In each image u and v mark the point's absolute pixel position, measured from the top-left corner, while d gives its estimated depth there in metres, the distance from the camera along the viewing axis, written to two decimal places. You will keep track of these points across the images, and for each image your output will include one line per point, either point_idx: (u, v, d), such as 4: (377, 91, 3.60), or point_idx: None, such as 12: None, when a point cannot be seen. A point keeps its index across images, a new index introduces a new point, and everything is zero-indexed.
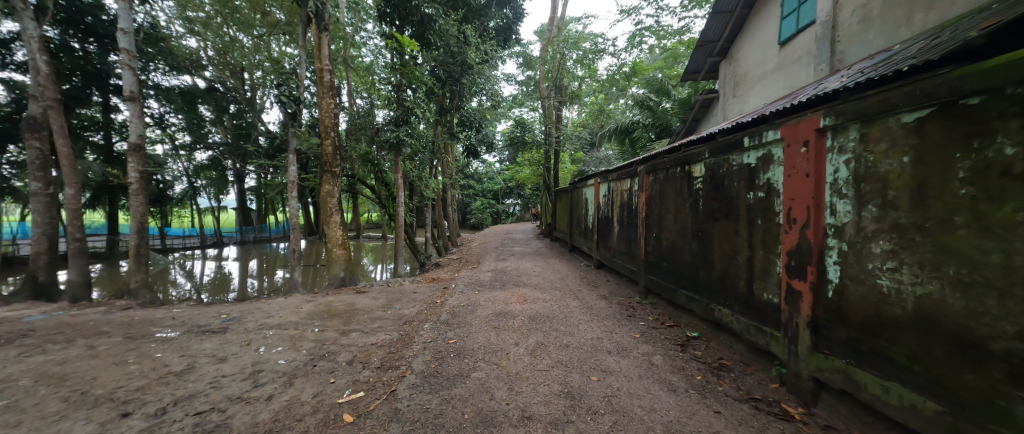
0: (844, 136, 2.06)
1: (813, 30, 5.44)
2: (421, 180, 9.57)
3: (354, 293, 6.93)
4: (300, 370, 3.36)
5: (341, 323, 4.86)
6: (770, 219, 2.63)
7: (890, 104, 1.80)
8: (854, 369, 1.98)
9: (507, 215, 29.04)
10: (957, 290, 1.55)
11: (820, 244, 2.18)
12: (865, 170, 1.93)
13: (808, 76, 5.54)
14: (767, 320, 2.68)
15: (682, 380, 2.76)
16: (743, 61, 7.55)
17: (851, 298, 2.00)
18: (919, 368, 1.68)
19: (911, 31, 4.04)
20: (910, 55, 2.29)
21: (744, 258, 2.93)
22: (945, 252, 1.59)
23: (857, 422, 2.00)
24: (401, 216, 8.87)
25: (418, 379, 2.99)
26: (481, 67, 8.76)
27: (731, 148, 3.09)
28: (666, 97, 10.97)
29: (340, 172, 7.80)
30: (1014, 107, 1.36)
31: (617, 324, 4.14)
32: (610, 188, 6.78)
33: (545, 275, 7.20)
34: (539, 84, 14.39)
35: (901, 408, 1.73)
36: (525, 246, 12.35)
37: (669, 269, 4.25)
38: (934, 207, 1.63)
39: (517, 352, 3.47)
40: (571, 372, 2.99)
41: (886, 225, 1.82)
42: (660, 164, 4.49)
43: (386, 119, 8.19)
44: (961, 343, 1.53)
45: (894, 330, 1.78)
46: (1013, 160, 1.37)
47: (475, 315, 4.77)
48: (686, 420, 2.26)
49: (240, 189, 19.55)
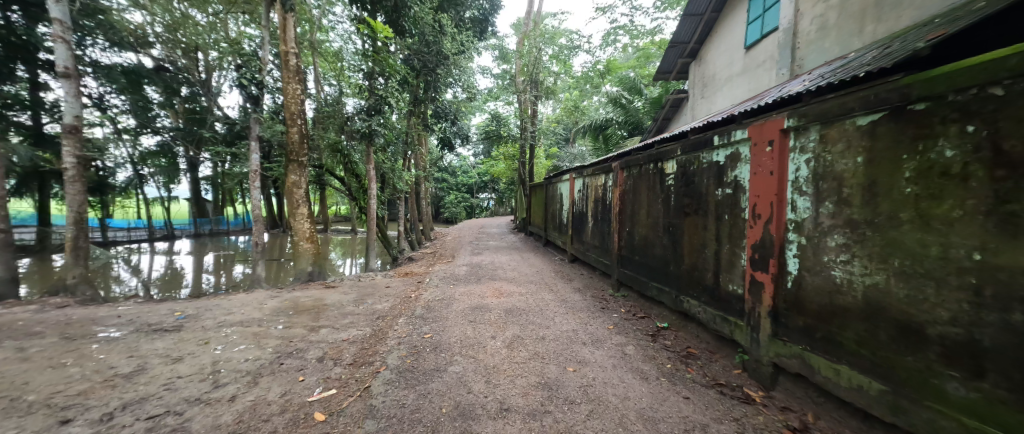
0: (805, 137, 2.20)
1: (775, 37, 5.75)
2: (393, 172, 9.36)
3: (323, 288, 6.66)
4: (266, 369, 3.20)
5: (310, 319, 4.68)
6: (736, 214, 2.77)
7: (846, 107, 1.94)
8: (809, 354, 2.14)
9: (480, 209, 28.66)
10: (900, 280, 1.69)
11: (781, 237, 2.33)
12: (823, 169, 2.07)
13: (771, 80, 5.84)
14: (731, 310, 2.84)
15: (653, 369, 2.88)
16: (711, 63, 7.87)
17: (807, 289, 2.17)
18: (866, 352, 1.84)
19: (862, 42, 4.35)
20: (865, 62, 2.46)
21: (711, 252, 3.08)
22: (891, 246, 1.73)
23: (810, 403, 2.17)
24: (373, 210, 8.60)
25: (393, 375, 2.92)
26: (457, 58, 8.69)
27: (702, 146, 3.22)
28: (639, 96, 11.23)
29: (307, 161, 7.42)
30: (955, 113, 1.50)
31: (591, 316, 4.24)
32: (584, 183, 6.88)
33: (520, 269, 7.25)
34: (515, 78, 14.35)
35: (850, 388, 1.89)
36: (500, 240, 12.37)
37: (641, 263, 4.40)
38: (881, 204, 1.77)
39: (493, 345, 3.47)
40: (547, 364, 3.03)
41: (840, 221, 1.97)
42: (634, 160, 4.60)
43: (358, 108, 7.89)
44: (902, 329, 1.68)
45: (845, 318, 1.94)
46: (950, 162, 1.51)
47: (450, 309, 4.73)
48: (658, 406, 2.36)
49: (193, 178, 18.18)
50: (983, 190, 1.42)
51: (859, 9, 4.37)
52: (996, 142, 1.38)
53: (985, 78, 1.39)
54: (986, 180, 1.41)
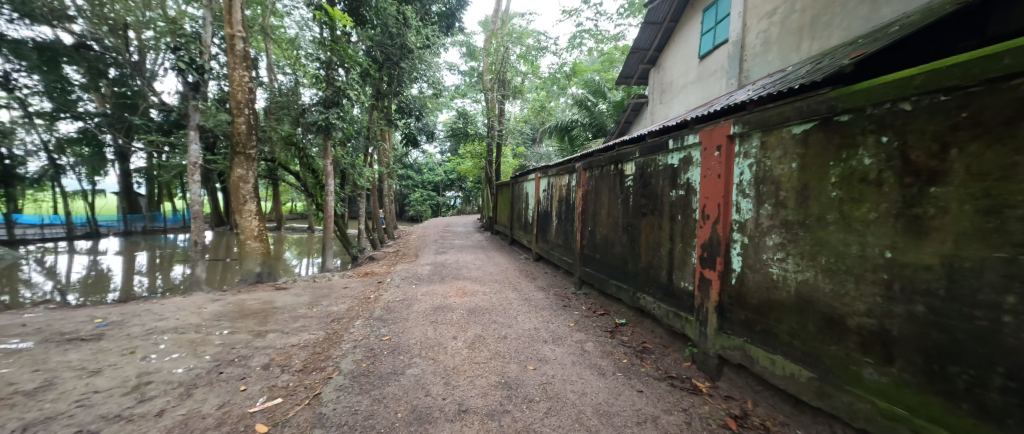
0: (749, 143, 2.35)
1: (725, 48, 6.13)
2: (354, 168, 8.95)
3: (273, 290, 6.22)
4: (202, 379, 2.93)
5: (256, 323, 4.36)
6: (688, 215, 2.91)
7: (782, 117, 2.09)
8: (749, 346, 2.29)
9: (447, 208, 28.16)
10: (826, 277, 1.85)
11: (726, 237, 2.48)
12: (763, 173, 2.23)
13: (722, 89, 6.22)
14: (683, 306, 2.98)
15: (610, 364, 2.97)
16: (669, 71, 8.26)
17: (749, 285, 2.32)
18: (797, 342, 2.00)
19: (799, 57, 4.74)
20: (801, 75, 2.67)
21: (666, 250, 3.22)
22: (819, 245, 1.88)
23: (750, 391, 2.33)
24: (331, 207, 8.16)
25: (346, 380, 2.78)
26: (422, 52, 8.45)
27: (658, 149, 3.35)
28: (603, 99, 11.56)
29: (256, 155, 6.90)
30: (872, 125, 1.66)
31: (553, 314, 4.31)
32: (549, 183, 6.96)
33: (485, 268, 7.21)
34: (482, 76, 14.23)
35: (784, 376, 2.05)
36: (465, 239, 12.23)
37: (601, 261, 4.52)
38: (811, 207, 1.93)
39: (454, 345, 3.41)
40: (508, 362, 3.03)
41: (777, 222, 2.12)
42: (596, 162, 4.72)
43: (315, 99, 7.48)
44: (828, 321, 1.84)
45: (781, 311, 2.10)
46: (868, 169, 1.66)
47: (411, 309, 4.60)
48: (613, 400, 2.43)
49: (122, 169, 16.30)
50: (894, 195, 1.56)
51: (796, 27, 4.76)
52: (905, 151, 1.53)
53: (896, 95, 1.54)
54: (896, 186, 1.56)
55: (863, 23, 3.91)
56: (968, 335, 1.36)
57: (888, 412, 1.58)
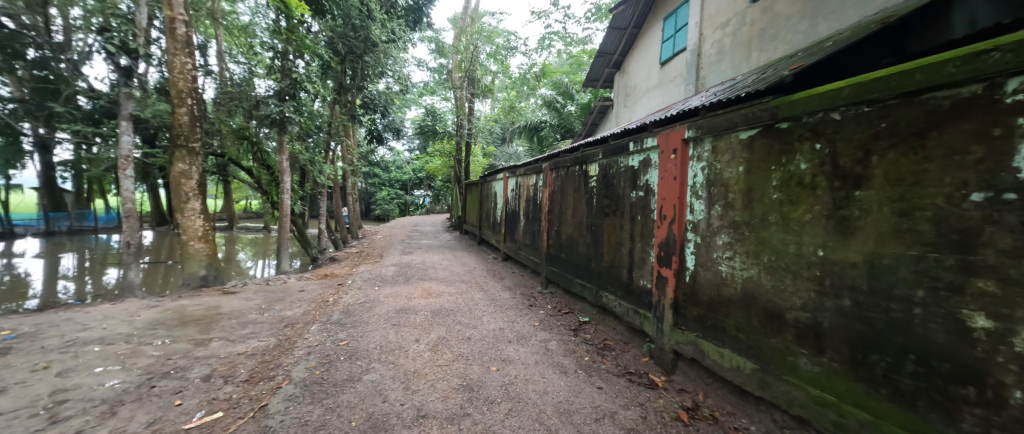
0: (701, 147, 2.46)
1: (684, 56, 6.43)
2: (314, 164, 8.50)
3: (220, 295, 5.76)
4: (131, 394, 2.65)
5: (198, 331, 4.01)
6: (647, 215, 3.00)
7: (731, 123, 2.20)
8: (701, 341, 2.40)
9: (415, 207, 27.45)
10: (769, 274, 1.97)
11: (681, 237, 2.58)
12: (714, 176, 2.34)
13: (680, 95, 6.52)
14: (642, 303, 3.08)
15: (572, 362, 3.01)
16: (633, 76, 8.55)
17: (701, 282, 2.42)
18: (742, 336, 2.12)
19: (748, 67, 5.06)
20: (748, 84, 2.83)
21: (626, 249, 3.30)
22: (762, 243, 2.00)
23: (702, 383, 2.43)
24: (287, 206, 7.68)
25: (297, 389, 2.61)
26: (387, 46, 8.16)
27: (620, 151, 3.43)
28: (571, 100, 11.74)
29: (201, 148, 6.37)
30: (807, 132, 1.78)
31: (518, 313, 4.31)
32: (517, 183, 6.96)
33: (452, 268, 7.10)
34: (451, 73, 14.03)
35: (731, 368, 2.16)
36: (433, 239, 11.99)
37: (567, 260, 4.59)
38: (756, 208, 2.05)
39: (416, 348, 3.31)
40: (471, 364, 2.99)
41: (726, 223, 2.23)
42: (562, 162, 4.77)
43: (269, 90, 6.95)
44: (769, 315, 1.96)
45: (729, 307, 2.21)
46: (805, 174, 1.79)
47: (373, 312, 4.42)
48: (574, 398, 2.45)
49: (43, 161, 14.50)
50: (825, 198, 1.69)
51: (746, 39, 5.08)
52: (835, 157, 1.65)
53: (827, 105, 1.67)
54: (827, 189, 1.68)
55: (803, 38, 4.23)
56: (886, 326, 1.48)
57: (819, 398, 1.70)
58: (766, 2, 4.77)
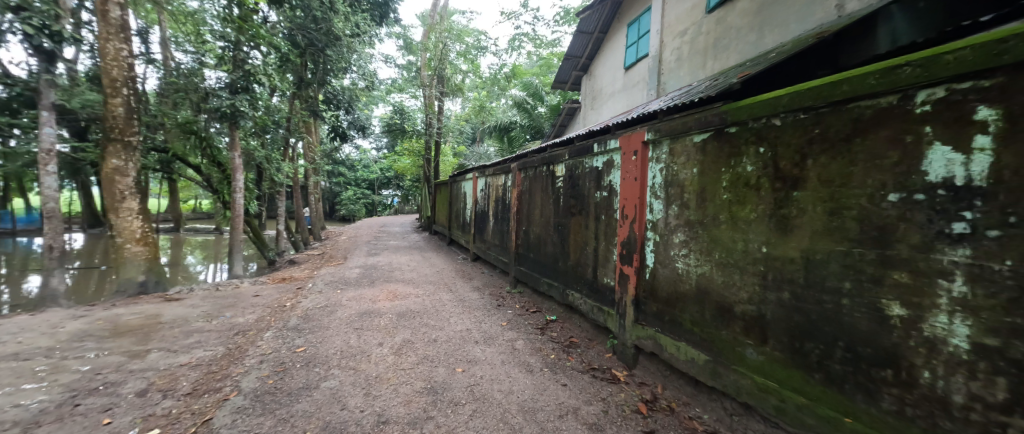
0: (659, 150, 2.57)
1: (646, 62, 6.68)
2: (271, 162, 8.02)
3: (161, 302, 5.29)
4: (48, 415, 2.36)
5: (135, 342, 3.67)
6: (610, 215, 3.09)
7: (685, 126, 2.32)
8: (659, 335, 2.50)
9: (383, 208, 26.62)
10: (720, 269, 2.08)
11: (642, 235, 2.67)
12: (671, 177, 2.44)
13: (643, 99, 6.77)
14: (605, 300, 3.16)
15: (538, 360, 3.04)
16: (599, 79, 8.78)
17: (659, 279, 2.52)
18: (696, 329, 2.23)
19: (704, 74, 5.34)
20: (703, 90, 2.99)
21: (591, 248, 3.38)
22: (713, 241, 2.12)
23: (660, 376, 2.53)
24: (240, 205, 7.18)
25: (247, 400, 2.45)
26: (352, 40, 7.84)
27: (585, 152, 3.51)
28: (541, 102, 11.87)
29: (139, 142, 5.81)
30: (753, 137, 1.90)
31: (486, 314, 4.29)
32: (487, 183, 6.94)
33: (420, 269, 6.95)
34: (420, 71, 13.74)
35: (686, 360, 2.27)
36: (401, 240, 11.68)
37: (534, 260, 4.63)
38: (708, 207, 2.16)
39: (379, 352, 3.21)
40: (436, 366, 2.93)
41: (682, 222, 2.34)
42: (530, 163, 4.82)
43: (220, 82, 6.50)
44: (720, 309, 2.08)
45: (685, 302, 2.32)
46: (750, 175, 1.91)
47: (334, 316, 4.24)
48: (538, 396, 2.47)
49: None
50: (768, 198, 1.81)
51: (702, 47, 5.36)
52: (776, 160, 1.78)
53: (769, 112, 1.79)
54: (769, 190, 1.81)
55: (752, 49, 4.52)
56: (819, 316, 1.61)
57: (762, 385, 1.82)
58: (719, 14, 5.06)
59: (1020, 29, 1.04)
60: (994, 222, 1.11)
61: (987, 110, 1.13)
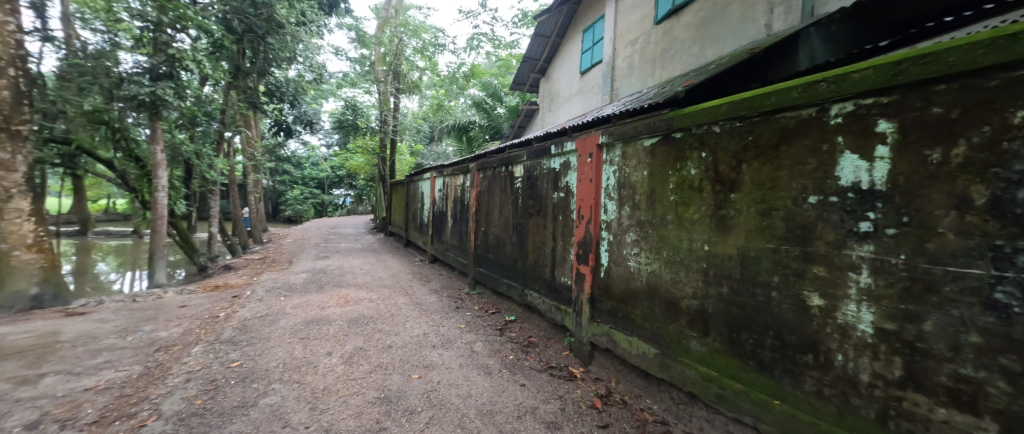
0: (612, 153, 2.66)
1: (600, 68, 6.95)
2: (201, 157, 7.22)
3: (60, 317, 4.53)
4: None
5: (23, 365, 3.10)
6: (568, 215, 3.16)
7: (636, 131, 2.42)
8: (613, 331, 2.59)
9: (335, 208, 25.12)
10: (668, 267, 2.20)
11: (597, 235, 2.76)
12: (624, 179, 2.54)
13: (598, 103, 7.03)
14: (563, 299, 3.22)
15: (497, 362, 3.02)
16: (557, 82, 8.99)
17: (613, 277, 2.62)
18: (647, 324, 2.34)
19: (652, 82, 5.66)
20: (652, 96, 3.15)
21: (549, 248, 3.43)
22: (662, 240, 2.24)
23: (614, 371, 2.63)
24: (163, 205, 6.39)
25: (169, 425, 2.17)
26: (297, 29, 7.28)
27: (542, 153, 3.56)
28: (499, 103, 11.90)
29: (31, 131, 4.96)
30: (697, 142, 2.03)
31: (444, 316, 4.19)
32: (444, 183, 6.80)
33: (374, 273, 6.63)
34: (374, 65, 13.14)
35: (637, 354, 2.37)
36: (354, 242, 11.10)
37: (493, 261, 4.60)
38: (657, 208, 2.27)
39: (328, 363, 3.00)
40: (390, 374, 2.80)
41: (634, 222, 2.45)
42: (488, 163, 4.80)
43: (137, 67, 5.71)
44: (668, 304, 2.19)
45: (636, 299, 2.42)
46: (694, 178, 2.03)
47: (277, 326, 3.91)
48: (497, 398, 2.46)
49: None
50: (709, 200, 1.94)
51: (651, 57, 5.67)
52: (716, 165, 1.91)
53: (710, 119, 1.92)
54: (711, 192, 1.94)
55: (695, 60, 4.87)
56: (753, 308, 1.75)
57: (705, 374, 1.95)
58: (665, 26, 5.39)
59: (909, 54, 1.21)
60: (891, 221, 1.28)
61: (886, 124, 1.30)
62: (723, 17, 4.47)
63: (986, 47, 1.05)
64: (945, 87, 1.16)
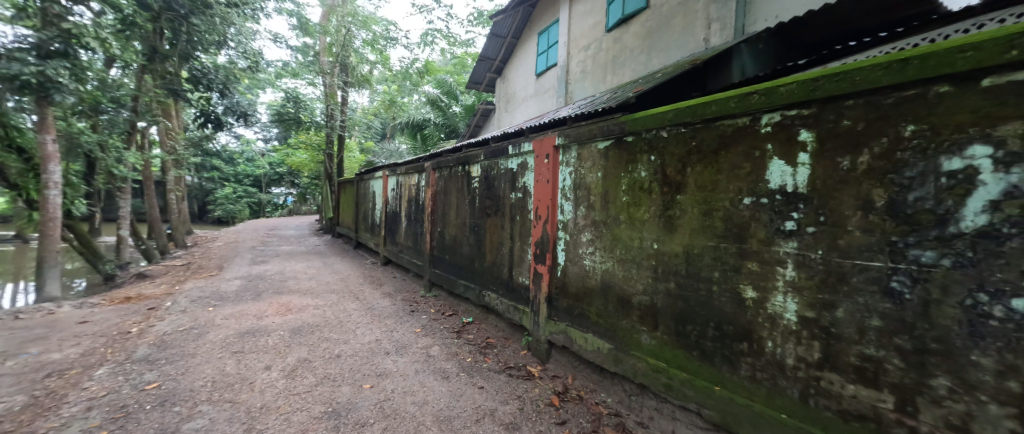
0: (568, 154, 2.73)
1: (555, 71, 7.11)
2: (107, 149, 6.26)
3: None
4: None
5: None
6: (525, 215, 3.18)
7: (591, 133, 2.50)
8: (570, 329, 2.65)
9: (274, 208, 23.08)
10: (620, 265, 2.29)
11: (554, 235, 2.81)
12: (579, 180, 2.61)
13: (553, 105, 7.19)
14: (521, 299, 3.24)
15: (454, 365, 2.95)
16: (513, 83, 9.05)
17: (569, 276, 2.68)
18: (601, 321, 2.42)
19: (604, 87, 5.91)
20: (605, 101, 3.28)
21: (507, 249, 3.43)
22: (615, 240, 2.33)
23: (571, 367, 2.69)
24: (54, 205, 5.41)
25: None
26: (228, 10, 6.51)
27: (500, 153, 3.55)
28: (455, 101, 11.72)
29: None
30: (646, 146, 2.14)
31: (398, 321, 4.02)
32: (398, 182, 6.54)
33: (320, 277, 6.19)
34: (319, 55, 12.26)
35: (592, 350, 2.45)
36: (296, 244, 10.28)
37: (450, 262, 4.51)
38: (611, 208, 2.36)
39: (267, 377, 2.73)
40: (339, 385, 2.62)
41: (589, 222, 2.52)
42: (444, 162, 4.69)
43: (21, 41, 4.69)
44: (621, 301, 2.29)
45: (592, 297, 2.50)
46: (644, 180, 2.14)
47: (204, 340, 3.48)
48: (455, 403, 2.40)
49: None
50: (658, 201, 2.06)
51: (603, 63, 5.91)
52: (663, 168, 2.03)
53: (658, 124, 2.04)
54: (659, 194, 2.05)
55: (642, 68, 5.17)
56: (696, 301, 1.88)
57: (654, 366, 2.06)
58: (616, 34, 5.64)
59: (825, 72, 1.37)
60: (811, 221, 1.44)
61: (807, 133, 1.46)
62: (667, 30, 4.78)
63: (885, 69, 1.23)
64: (853, 103, 1.33)
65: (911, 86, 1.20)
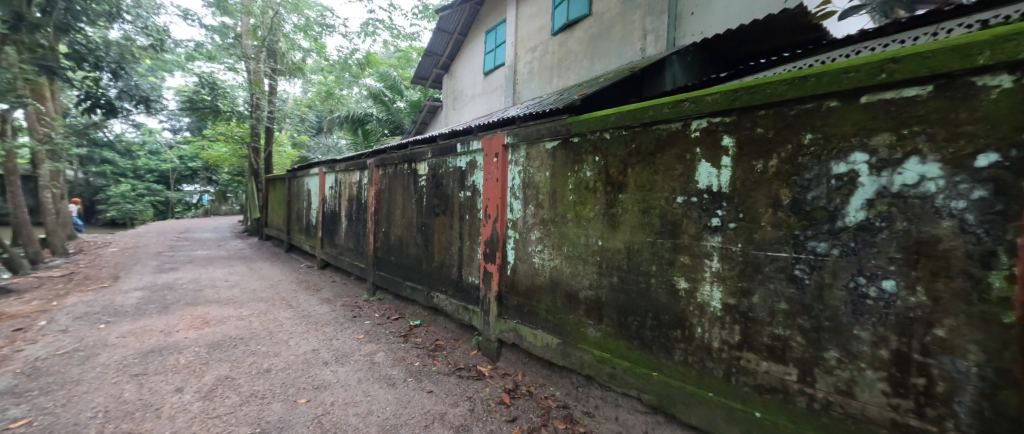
0: (517, 153, 2.75)
1: (503, 70, 7.15)
2: None
3: None
4: None
5: None
6: (474, 214, 3.14)
7: (539, 133, 2.54)
8: (520, 326, 2.68)
9: (186, 208, 20.20)
10: (568, 261, 2.36)
11: (504, 234, 2.81)
12: (528, 179, 2.65)
13: (501, 104, 7.22)
14: (470, 299, 3.20)
15: (400, 371, 2.83)
16: (460, 80, 8.92)
17: (519, 274, 2.71)
18: (550, 317, 2.48)
19: (550, 88, 6.06)
20: (551, 102, 3.36)
21: (456, 248, 3.36)
22: (562, 237, 2.40)
23: (521, 364, 2.72)
24: None
25: None
26: None
27: (448, 151, 3.46)
28: (400, 96, 11.25)
29: None
30: (591, 147, 2.23)
31: (338, 328, 3.75)
32: (337, 180, 6.09)
33: (245, 284, 5.55)
34: (241, 38, 10.96)
35: (541, 345, 2.50)
36: (215, 248, 9.10)
37: (396, 263, 4.31)
38: (559, 207, 2.42)
39: (178, 401, 2.38)
40: (269, 403, 2.37)
41: (537, 220, 2.57)
42: (388, 159, 4.48)
43: None
44: (568, 296, 2.36)
45: (541, 294, 2.54)
46: (589, 179, 2.23)
47: (93, 363, 2.92)
48: (402, 410, 2.30)
49: None
50: (602, 200, 2.16)
51: (549, 65, 6.06)
52: (606, 168, 2.13)
53: (601, 127, 2.13)
54: (603, 193, 2.15)
55: (586, 72, 5.39)
56: (636, 294, 2.00)
57: (599, 357, 2.16)
58: (561, 38, 5.82)
59: (743, 85, 1.53)
60: (732, 217, 1.61)
61: (728, 139, 1.62)
62: (608, 37, 5.03)
63: (789, 84, 1.40)
64: (765, 112, 1.50)
65: (808, 100, 1.39)
